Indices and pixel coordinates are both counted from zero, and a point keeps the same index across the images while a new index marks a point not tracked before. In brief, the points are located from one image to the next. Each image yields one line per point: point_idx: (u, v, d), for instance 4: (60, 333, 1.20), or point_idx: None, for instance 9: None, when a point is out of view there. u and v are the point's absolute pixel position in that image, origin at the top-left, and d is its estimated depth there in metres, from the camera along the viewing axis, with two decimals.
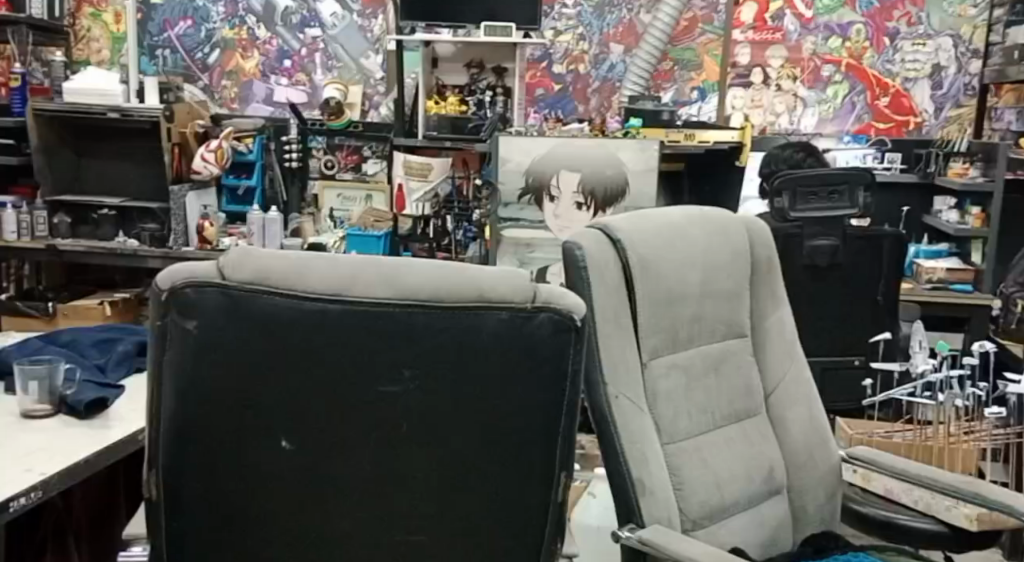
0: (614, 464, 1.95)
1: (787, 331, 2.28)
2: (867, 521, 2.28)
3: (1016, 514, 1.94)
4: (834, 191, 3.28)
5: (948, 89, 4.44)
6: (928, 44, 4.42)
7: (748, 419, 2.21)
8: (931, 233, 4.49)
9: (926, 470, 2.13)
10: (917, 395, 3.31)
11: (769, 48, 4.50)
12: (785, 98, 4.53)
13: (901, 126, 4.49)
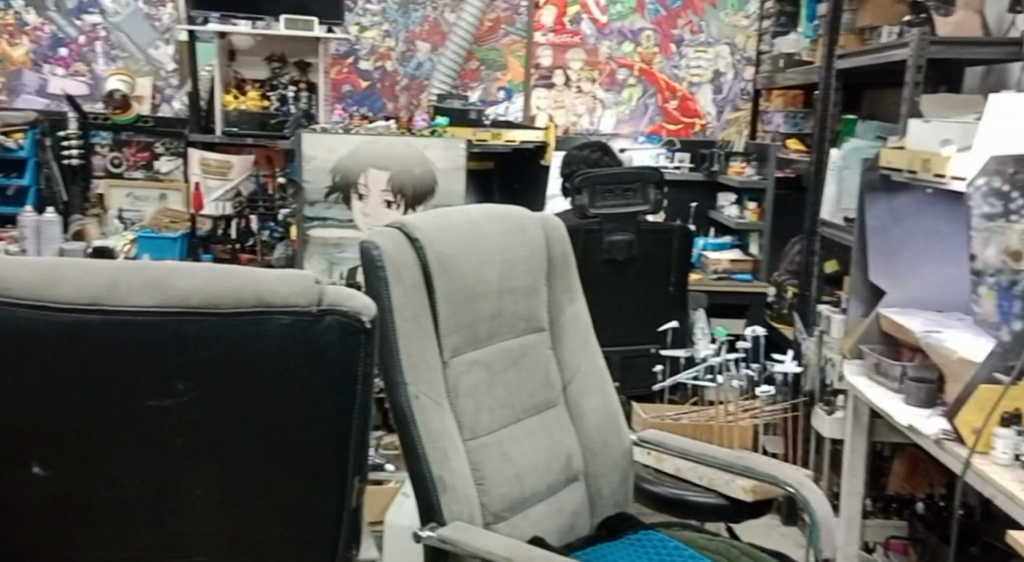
0: (415, 464, 1.95)
1: (581, 325, 2.36)
2: (658, 500, 2.36)
3: (780, 483, 2.10)
4: (627, 189, 3.42)
5: (727, 94, 4.74)
6: (709, 51, 4.69)
7: (547, 411, 2.27)
8: (716, 227, 4.73)
9: (702, 447, 2.25)
10: (700, 377, 3.60)
11: (568, 51, 4.63)
12: (585, 100, 4.68)
13: (689, 127, 4.75)
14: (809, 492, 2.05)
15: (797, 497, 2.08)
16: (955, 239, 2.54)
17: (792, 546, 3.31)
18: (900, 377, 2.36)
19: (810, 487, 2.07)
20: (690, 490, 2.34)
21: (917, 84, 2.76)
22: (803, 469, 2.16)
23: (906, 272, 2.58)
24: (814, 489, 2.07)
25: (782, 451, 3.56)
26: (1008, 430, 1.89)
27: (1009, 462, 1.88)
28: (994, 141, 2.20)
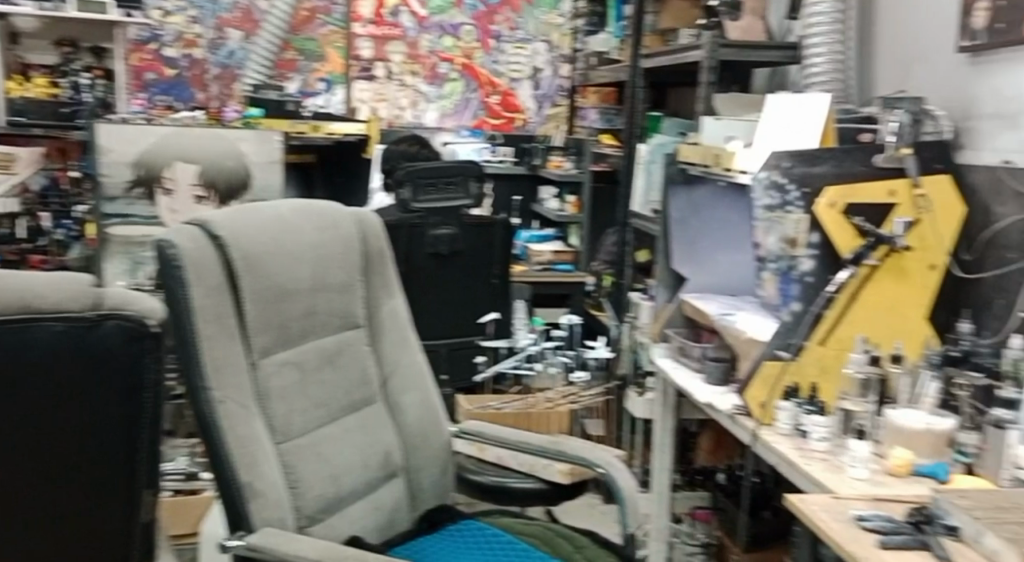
0: (218, 468, 1.80)
1: (400, 319, 2.23)
2: (481, 487, 2.26)
3: (589, 465, 2.08)
4: (449, 182, 3.33)
5: (545, 90, 4.78)
6: (526, 47, 4.74)
7: (365, 409, 2.13)
8: (541, 220, 4.71)
9: (517, 434, 2.21)
10: (521, 366, 3.65)
11: (388, 43, 4.57)
12: (407, 93, 4.63)
13: (510, 121, 4.77)
14: (617, 473, 2.05)
15: (605, 478, 2.07)
16: (740, 228, 2.68)
17: (607, 525, 3.38)
18: (700, 356, 2.46)
19: (617, 467, 2.07)
20: (512, 476, 2.26)
21: (711, 84, 2.89)
22: (612, 451, 2.16)
23: (705, 259, 2.70)
24: (620, 468, 2.07)
25: (600, 433, 3.68)
26: (789, 403, 2.01)
27: (789, 431, 1.99)
28: (775, 137, 2.33)
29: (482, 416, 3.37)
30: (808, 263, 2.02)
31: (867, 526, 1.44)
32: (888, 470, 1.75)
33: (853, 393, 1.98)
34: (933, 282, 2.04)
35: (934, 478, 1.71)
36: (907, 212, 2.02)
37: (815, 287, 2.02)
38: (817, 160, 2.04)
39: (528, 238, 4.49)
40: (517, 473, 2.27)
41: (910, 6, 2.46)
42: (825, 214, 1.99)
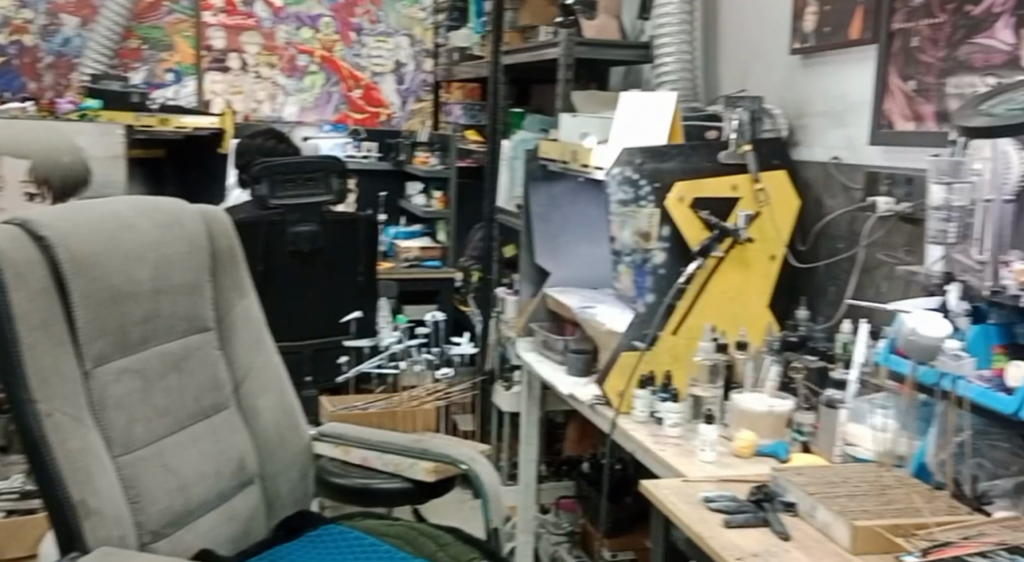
0: (46, 487, 1.61)
1: (253, 320, 2.08)
2: (343, 490, 2.09)
3: (453, 462, 2.01)
4: (309, 178, 3.19)
5: (409, 85, 4.66)
6: (388, 41, 4.59)
7: (216, 415, 1.98)
8: (407, 216, 4.64)
9: (379, 433, 2.11)
10: (384, 365, 3.62)
11: (242, 33, 4.38)
12: (265, 86, 4.45)
13: (374, 116, 4.62)
14: (481, 468, 2.01)
15: (469, 474, 2.02)
16: (594, 222, 2.78)
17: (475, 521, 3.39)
18: (563, 349, 2.51)
19: (481, 463, 2.02)
20: (376, 475, 2.10)
21: (569, 81, 2.94)
22: (475, 447, 2.11)
23: (565, 253, 2.75)
24: (484, 464, 2.02)
25: (470, 429, 3.67)
26: (645, 390, 2.06)
27: (645, 419, 2.04)
28: (626, 133, 2.39)
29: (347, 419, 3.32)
30: (661, 256, 2.09)
31: (715, 507, 1.50)
32: (734, 452, 1.84)
33: (702, 379, 2.05)
34: (772, 271, 2.15)
35: (774, 456, 1.81)
36: (748, 206, 2.13)
37: (667, 278, 2.09)
38: (666, 156, 2.10)
39: (396, 234, 4.46)
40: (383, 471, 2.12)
41: (753, 8, 2.55)
42: (674, 208, 2.06)
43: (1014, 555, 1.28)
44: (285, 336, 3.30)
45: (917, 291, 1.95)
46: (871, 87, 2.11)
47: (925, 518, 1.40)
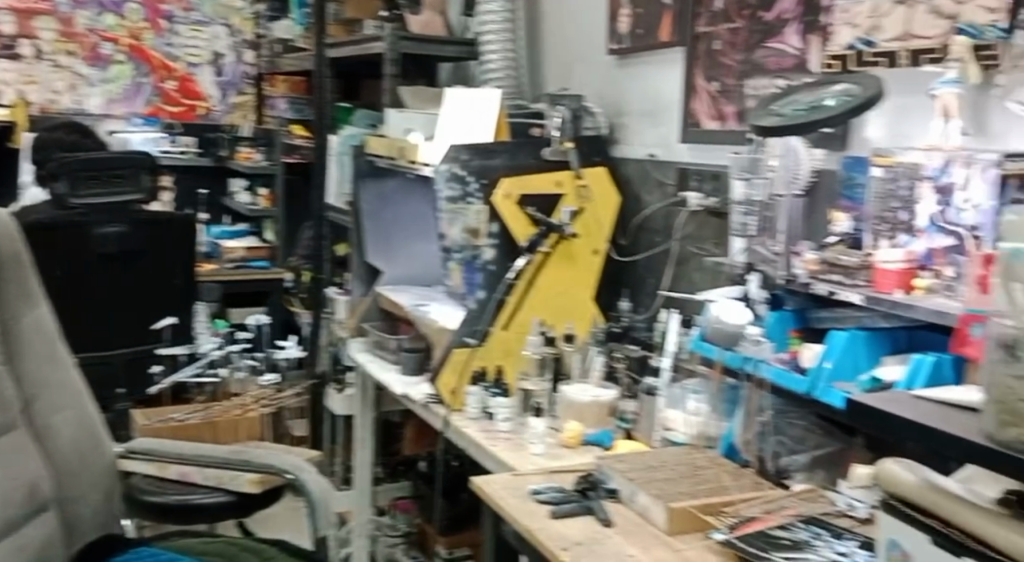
0: None
1: (47, 330, 1.84)
2: (159, 510, 1.87)
3: (276, 472, 1.87)
4: (115, 175, 3.19)
5: (230, 77, 4.39)
6: (204, 30, 4.33)
7: (5, 437, 1.73)
8: (231, 215, 4.42)
9: (194, 446, 1.94)
10: (204, 374, 3.53)
11: (36, 18, 3.98)
12: (63, 76, 4.06)
13: (191, 109, 4.32)
14: (307, 477, 1.86)
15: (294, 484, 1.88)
16: (424, 219, 2.77)
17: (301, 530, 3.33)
18: (397, 349, 2.46)
19: (307, 471, 1.88)
20: (195, 489, 1.90)
21: (395, 77, 2.91)
22: (299, 455, 1.96)
23: (397, 252, 2.74)
24: (310, 472, 1.88)
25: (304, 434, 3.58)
26: (477, 387, 2.07)
27: (477, 415, 2.05)
28: (451, 130, 2.39)
29: (162, 430, 3.11)
30: (490, 252, 2.13)
31: (541, 499, 1.54)
32: (562, 442, 1.88)
33: (531, 372, 2.11)
34: (596, 265, 2.20)
35: (600, 445, 1.86)
36: (571, 203, 2.18)
37: (497, 274, 2.13)
38: (493, 153, 2.16)
39: (218, 234, 4.25)
40: (203, 484, 1.93)
41: (572, 9, 2.62)
42: (502, 204, 2.08)
43: (810, 526, 1.36)
44: (88, 347, 3.11)
45: (725, 280, 2.05)
46: (680, 87, 2.21)
47: (731, 496, 1.48)
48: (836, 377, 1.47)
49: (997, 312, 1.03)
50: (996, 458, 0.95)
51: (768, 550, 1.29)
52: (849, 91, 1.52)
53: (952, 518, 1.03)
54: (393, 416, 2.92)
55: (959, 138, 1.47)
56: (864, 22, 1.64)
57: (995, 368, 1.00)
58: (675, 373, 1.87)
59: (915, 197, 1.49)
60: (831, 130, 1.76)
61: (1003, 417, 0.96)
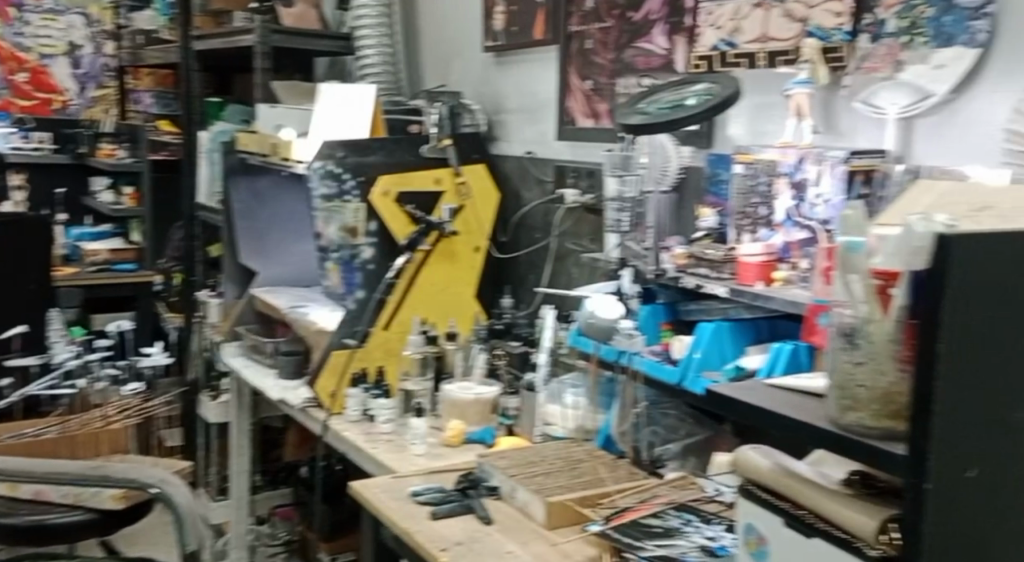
0: None
1: None
2: (11, 530, 1.97)
3: (141, 486, 1.83)
4: None
5: (88, 69, 4.13)
6: (58, 20, 4.05)
7: None
8: (94, 215, 4.17)
9: (46, 464, 1.85)
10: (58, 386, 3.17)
11: None
12: None
13: (45, 103, 4.05)
14: (174, 490, 1.83)
15: (160, 497, 1.84)
16: (299, 218, 2.73)
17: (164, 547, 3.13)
18: (273, 352, 2.42)
19: (174, 484, 1.84)
20: (52, 511, 2.02)
21: (267, 71, 2.81)
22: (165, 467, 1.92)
23: (271, 252, 2.69)
24: (177, 484, 1.85)
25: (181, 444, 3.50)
26: (357, 389, 2.05)
27: (358, 417, 2.03)
28: (325, 125, 2.34)
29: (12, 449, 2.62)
30: (369, 251, 2.10)
31: (421, 500, 1.54)
32: (444, 442, 1.87)
33: (414, 372, 2.08)
34: (477, 262, 2.23)
35: (483, 442, 1.87)
36: (452, 200, 2.19)
37: (376, 274, 2.11)
38: (369, 150, 2.13)
39: (80, 236, 4.05)
40: (57, 507, 2.04)
41: (447, 7, 2.63)
42: (379, 202, 2.08)
43: (680, 512, 1.39)
44: None
45: (602, 275, 2.08)
46: (555, 85, 2.25)
47: (607, 488, 1.51)
48: (704, 367, 1.52)
49: (835, 302, 1.01)
50: (838, 442, 0.95)
51: (642, 539, 1.31)
52: (709, 90, 1.56)
53: (805, 502, 1.03)
54: (273, 421, 2.87)
55: (809, 137, 1.53)
56: (726, 24, 1.71)
57: (836, 355, 0.98)
58: (555, 368, 1.89)
59: (773, 193, 1.54)
60: (697, 128, 1.83)
61: (843, 402, 0.96)
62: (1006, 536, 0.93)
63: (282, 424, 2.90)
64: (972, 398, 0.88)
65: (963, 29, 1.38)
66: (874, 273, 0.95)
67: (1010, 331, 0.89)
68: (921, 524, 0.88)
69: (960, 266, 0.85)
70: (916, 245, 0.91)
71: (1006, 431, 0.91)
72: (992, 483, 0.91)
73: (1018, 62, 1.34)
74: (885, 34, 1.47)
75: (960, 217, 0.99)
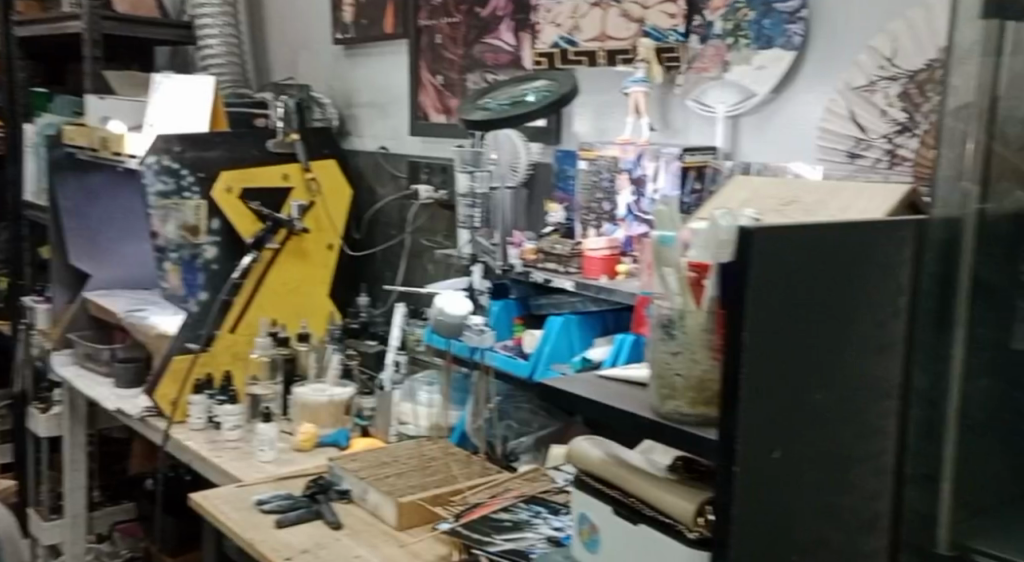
0: None
1: None
2: None
3: None
4: None
5: None
6: None
7: None
8: None
9: None
10: None
11: None
12: None
13: None
14: None
15: None
16: (134, 216, 2.63)
17: None
18: (110, 359, 2.30)
19: None
20: None
21: (97, 60, 2.64)
22: None
23: (106, 253, 2.58)
24: None
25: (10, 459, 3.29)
26: (201, 395, 1.97)
27: (203, 424, 1.97)
28: (162, 119, 2.23)
29: None
30: (212, 250, 2.02)
31: (267, 508, 1.50)
32: (295, 446, 1.82)
33: (262, 376, 2.01)
34: (330, 260, 2.20)
35: (336, 444, 1.84)
36: (301, 196, 2.15)
37: (220, 274, 2.04)
38: (210, 144, 2.04)
39: None
40: None
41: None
42: (222, 199, 2.01)
43: (530, 505, 1.40)
44: None
45: (455, 271, 2.09)
46: (405, 80, 2.23)
47: (459, 485, 1.51)
48: (553, 359, 1.55)
49: (653, 295, 1.02)
50: (658, 430, 0.97)
51: (491, 534, 1.31)
52: (547, 87, 1.58)
53: (630, 489, 1.05)
54: (114, 432, 2.73)
55: (647, 134, 1.58)
56: (566, 21, 1.73)
57: (654, 346, 1.00)
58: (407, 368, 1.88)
59: (616, 189, 1.57)
60: (545, 125, 1.86)
61: (662, 391, 0.98)
62: (807, 513, 0.97)
63: (123, 434, 2.76)
64: (774, 384, 0.92)
65: (781, 32, 1.45)
66: (689, 265, 0.97)
67: (807, 320, 0.93)
68: (729, 505, 0.90)
69: (761, 260, 0.88)
70: (722, 238, 0.97)
71: (805, 413, 0.95)
72: (793, 462, 0.95)
73: (832, 63, 1.42)
74: (713, 35, 1.53)
75: (754, 214, 1.06)
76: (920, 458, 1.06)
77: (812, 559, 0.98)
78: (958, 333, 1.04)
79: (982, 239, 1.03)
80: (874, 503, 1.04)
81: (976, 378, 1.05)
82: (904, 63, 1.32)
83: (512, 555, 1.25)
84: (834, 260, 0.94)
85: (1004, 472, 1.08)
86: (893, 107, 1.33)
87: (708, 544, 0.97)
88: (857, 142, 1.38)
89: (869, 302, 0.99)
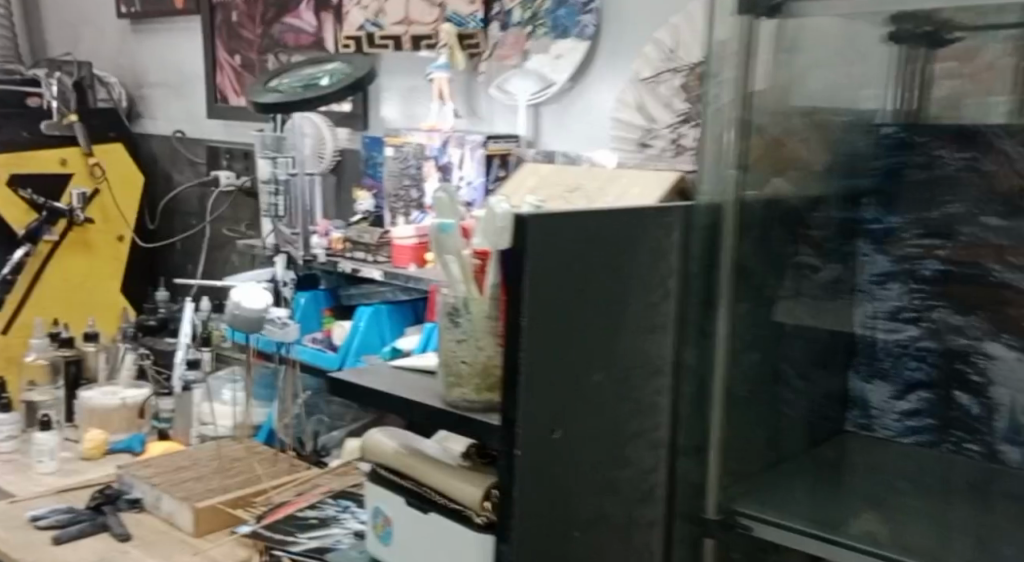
0: None
1: None
2: None
3: None
4: None
5: None
6: None
7: None
8: None
9: None
10: None
11: None
12: None
13: None
14: None
15: None
16: None
17: None
18: None
19: None
20: None
21: None
22: None
23: None
24: None
25: None
26: None
27: None
28: None
29: None
30: None
31: (43, 524, 1.40)
32: (83, 454, 1.71)
33: (41, 381, 1.86)
34: (122, 252, 2.11)
35: (129, 450, 1.73)
36: (84, 183, 2.02)
37: None
38: None
39: None
40: None
41: None
42: None
43: (338, 500, 1.36)
44: None
45: (259, 262, 2.01)
46: (200, 60, 2.13)
47: (263, 484, 1.46)
48: (363, 351, 1.52)
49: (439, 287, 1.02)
50: (445, 419, 0.96)
51: (295, 534, 1.27)
52: (341, 70, 1.55)
53: (423, 479, 1.04)
54: None
55: (451, 122, 1.57)
56: (372, 4, 1.70)
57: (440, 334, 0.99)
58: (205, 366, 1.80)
59: (423, 175, 1.56)
60: (351, 110, 1.82)
61: (449, 378, 0.97)
62: (587, 490, 0.97)
63: None
64: (554, 366, 0.91)
65: (574, 22, 1.47)
66: (473, 253, 0.99)
67: (584, 302, 0.93)
68: (513, 487, 0.89)
69: (538, 247, 0.87)
70: (498, 226, 0.93)
71: (583, 395, 0.94)
72: (573, 442, 0.94)
73: (624, 51, 1.45)
74: (511, 24, 1.54)
75: (535, 203, 1.07)
76: (690, 430, 1.08)
77: (592, 534, 0.98)
78: (723, 311, 1.06)
79: (743, 226, 1.05)
80: (650, 476, 1.05)
81: (743, 355, 1.09)
82: (684, 55, 1.36)
83: (316, 554, 1.21)
84: (609, 242, 0.94)
85: (759, 438, 1.13)
86: (676, 98, 1.38)
87: (493, 527, 0.97)
88: (645, 132, 1.42)
89: (642, 283, 0.99)
